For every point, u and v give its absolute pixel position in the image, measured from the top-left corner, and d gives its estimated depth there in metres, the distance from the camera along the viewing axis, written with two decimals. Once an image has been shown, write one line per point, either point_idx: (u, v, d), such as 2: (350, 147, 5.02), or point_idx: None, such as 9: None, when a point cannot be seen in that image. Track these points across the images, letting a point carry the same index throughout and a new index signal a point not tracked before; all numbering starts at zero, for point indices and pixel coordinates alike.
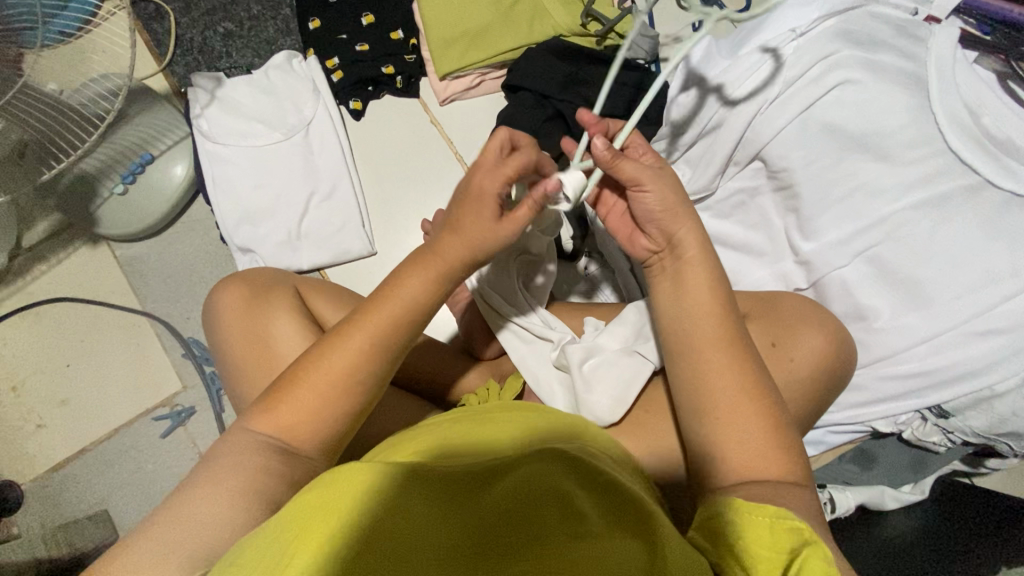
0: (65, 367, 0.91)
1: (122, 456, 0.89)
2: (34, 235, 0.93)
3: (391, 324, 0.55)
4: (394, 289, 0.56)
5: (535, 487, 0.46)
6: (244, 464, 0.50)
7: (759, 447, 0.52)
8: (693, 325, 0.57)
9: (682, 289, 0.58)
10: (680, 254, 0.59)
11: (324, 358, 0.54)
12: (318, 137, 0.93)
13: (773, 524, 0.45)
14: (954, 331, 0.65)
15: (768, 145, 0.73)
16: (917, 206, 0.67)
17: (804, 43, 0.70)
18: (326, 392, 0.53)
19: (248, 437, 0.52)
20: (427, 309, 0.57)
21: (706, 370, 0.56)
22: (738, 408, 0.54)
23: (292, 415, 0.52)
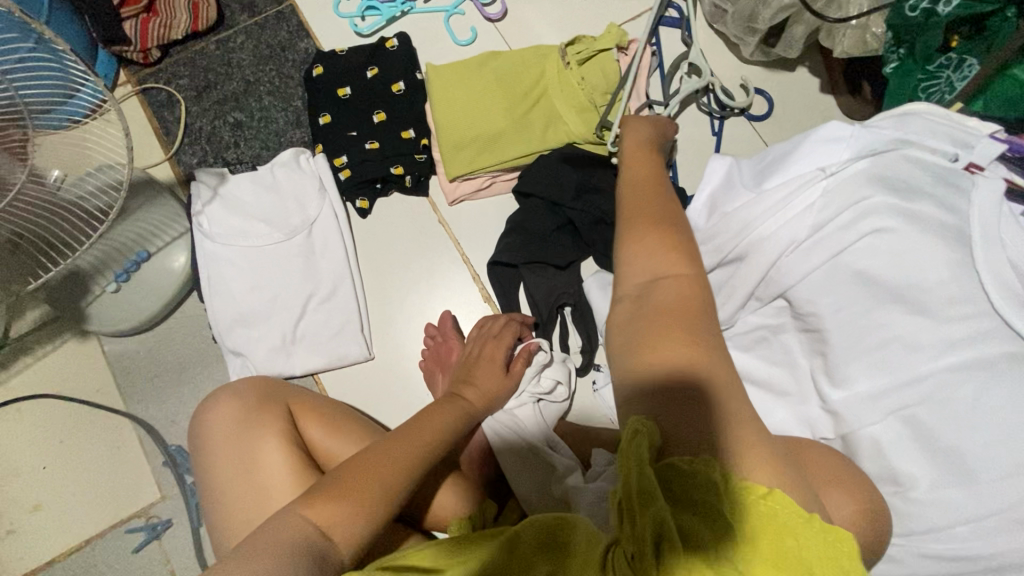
0: (41, 469, 0.86)
1: (90, 571, 0.83)
2: (22, 325, 0.90)
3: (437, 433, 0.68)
4: (437, 408, 0.72)
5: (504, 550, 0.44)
6: (285, 545, 0.53)
7: (659, 253, 0.53)
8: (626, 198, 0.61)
9: (641, 236, 0.55)
10: (640, 213, 0.58)
11: (373, 452, 0.63)
12: (321, 237, 0.90)
13: (760, 499, 0.38)
14: (1002, 514, 0.59)
15: (794, 286, 0.68)
16: (957, 369, 0.61)
17: (834, 185, 0.66)
18: (374, 483, 0.60)
19: (293, 517, 0.55)
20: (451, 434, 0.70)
21: (656, 310, 0.49)
22: (648, 233, 0.55)
23: (335, 509, 0.57)
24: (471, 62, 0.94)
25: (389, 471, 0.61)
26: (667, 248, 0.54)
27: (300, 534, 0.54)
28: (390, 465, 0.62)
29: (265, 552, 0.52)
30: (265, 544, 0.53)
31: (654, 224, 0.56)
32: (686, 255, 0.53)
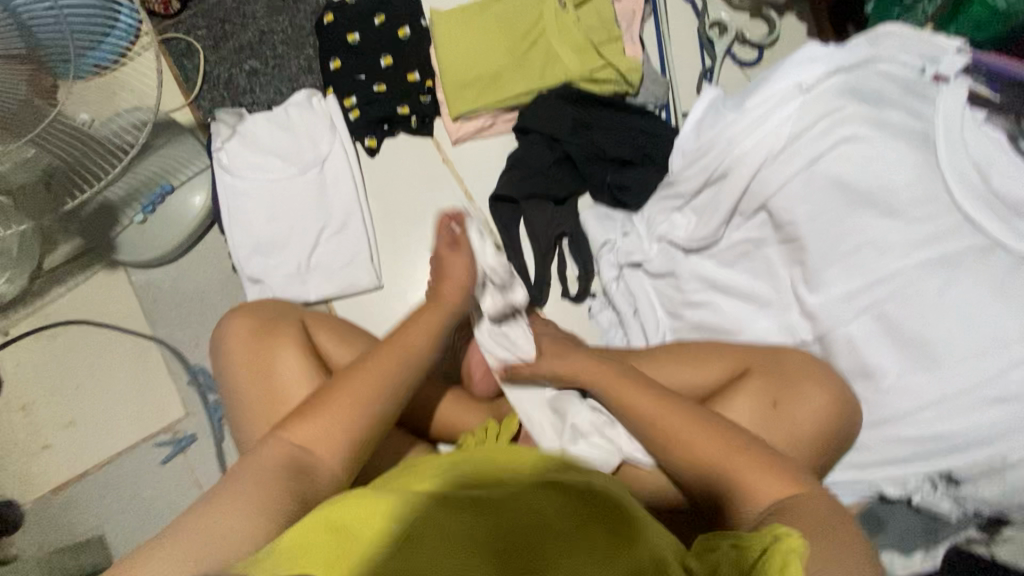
0: (74, 389, 0.92)
1: (121, 481, 0.89)
2: (55, 257, 0.96)
3: (411, 345, 0.66)
4: (411, 327, 0.69)
5: (536, 512, 0.49)
6: (274, 465, 0.56)
7: (697, 434, 0.60)
8: (653, 420, 0.63)
9: (686, 446, 0.60)
10: (679, 444, 0.61)
11: (348, 376, 0.62)
12: (332, 173, 0.96)
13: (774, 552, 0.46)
14: (964, 395, 0.63)
15: (774, 196, 0.73)
16: (924, 265, 0.66)
17: (811, 98, 0.71)
18: (348, 405, 0.60)
19: (278, 443, 0.58)
20: (430, 347, 0.68)
21: (743, 466, 0.57)
22: (673, 422, 0.62)
23: (317, 426, 0.59)
24: (473, 8, 0.99)
25: (367, 381, 0.62)
26: (706, 425, 0.61)
27: (286, 453, 0.57)
28: (366, 377, 0.62)
29: (256, 479, 0.55)
30: (256, 470, 0.56)
31: (699, 421, 0.61)
32: (702, 419, 0.62)
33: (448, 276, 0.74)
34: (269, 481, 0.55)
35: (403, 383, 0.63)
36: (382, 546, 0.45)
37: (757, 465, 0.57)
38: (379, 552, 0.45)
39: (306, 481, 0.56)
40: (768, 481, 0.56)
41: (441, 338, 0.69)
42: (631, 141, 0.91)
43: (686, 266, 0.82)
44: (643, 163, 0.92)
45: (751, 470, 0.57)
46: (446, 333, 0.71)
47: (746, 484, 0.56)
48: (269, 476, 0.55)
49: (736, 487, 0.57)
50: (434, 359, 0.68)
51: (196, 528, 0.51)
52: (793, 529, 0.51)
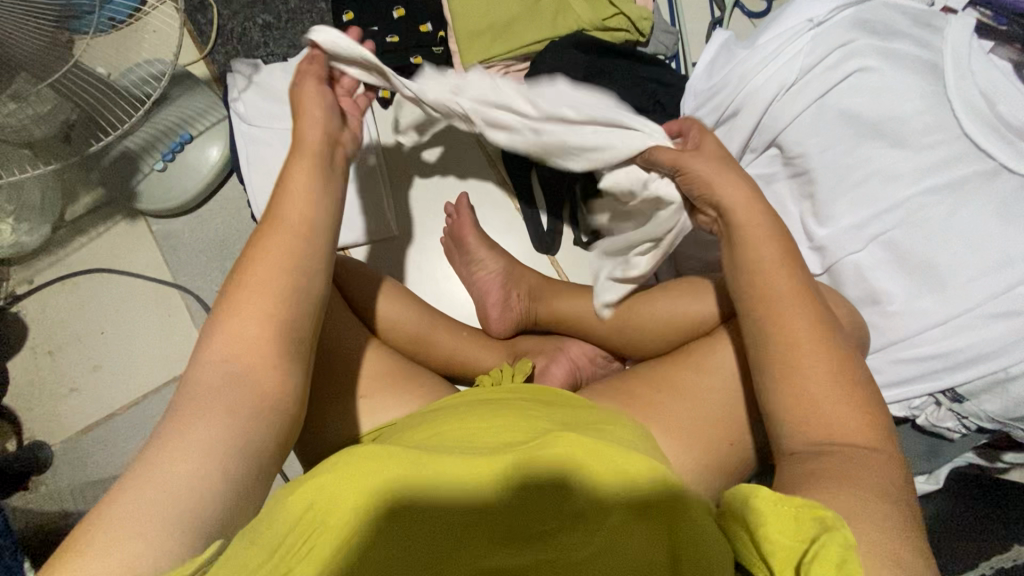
0: (99, 335, 0.95)
1: (147, 422, 0.92)
2: (77, 208, 0.98)
3: (302, 221, 0.55)
4: (285, 190, 0.57)
5: (525, 496, 0.46)
6: (210, 388, 0.47)
7: (816, 348, 0.52)
8: (774, 312, 0.54)
9: (810, 354, 0.52)
10: (791, 348, 0.52)
11: (249, 269, 0.52)
12: (348, 123, 0.97)
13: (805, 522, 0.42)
14: (970, 313, 0.66)
15: (784, 130, 0.75)
16: (931, 191, 0.68)
17: (822, 32, 0.73)
18: (264, 300, 0.51)
19: (201, 373, 0.48)
20: (327, 204, 0.57)
21: (842, 393, 0.50)
22: (803, 329, 0.52)
23: (239, 333, 0.49)
24: None
25: (277, 265, 0.52)
26: (825, 343, 0.52)
27: (221, 371, 0.48)
28: (274, 260, 0.52)
29: (200, 410, 0.46)
30: (196, 402, 0.46)
31: (822, 336, 0.52)
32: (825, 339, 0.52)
33: (309, 149, 0.59)
34: (208, 413, 0.46)
35: (313, 249, 0.55)
36: (362, 522, 0.43)
37: (839, 392, 0.50)
38: (358, 528, 0.43)
39: (252, 389, 0.48)
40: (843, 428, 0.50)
41: (332, 187, 0.59)
42: (642, 87, 0.92)
43: None
44: (654, 109, 0.93)
45: (832, 401, 0.50)
46: (329, 183, 0.59)
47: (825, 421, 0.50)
48: (212, 398, 0.46)
49: (819, 416, 0.50)
50: (334, 224, 0.58)
51: (146, 485, 0.41)
52: (852, 474, 0.46)
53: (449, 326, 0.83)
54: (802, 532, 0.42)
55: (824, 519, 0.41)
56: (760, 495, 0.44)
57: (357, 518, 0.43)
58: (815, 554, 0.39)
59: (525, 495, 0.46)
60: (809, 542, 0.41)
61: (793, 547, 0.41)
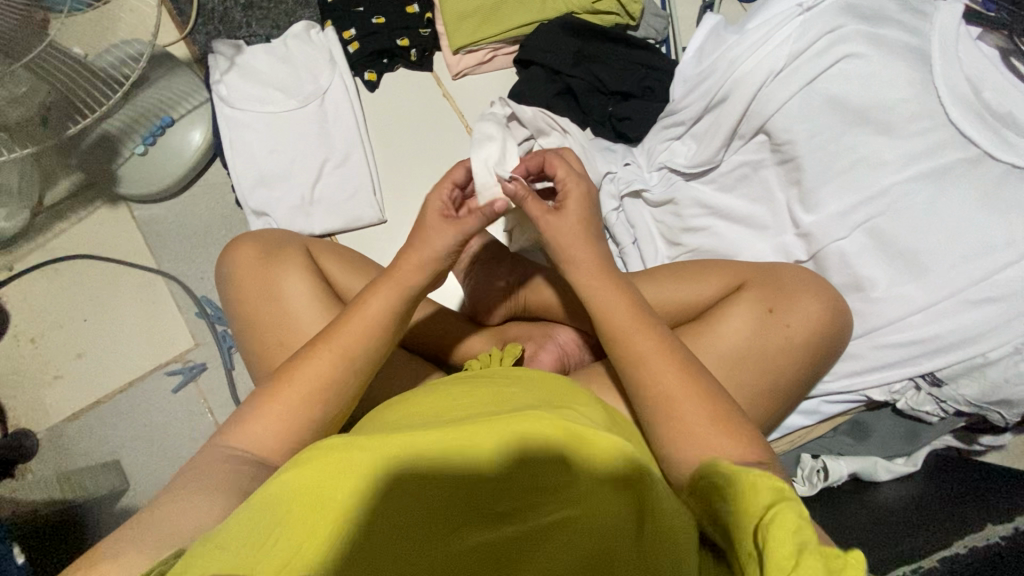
0: (82, 322, 0.93)
1: (133, 409, 0.91)
2: (56, 193, 0.96)
3: (358, 342, 0.57)
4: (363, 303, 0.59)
5: (524, 480, 0.44)
6: (227, 469, 0.51)
7: (655, 359, 0.54)
8: (613, 330, 0.57)
9: (650, 365, 0.54)
10: (636, 361, 0.55)
11: (299, 367, 0.55)
12: (333, 106, 0.95)
13: (760, 481, 0.41)
14: (951, 299, 0.67)
15: (773, 117, 0.75)
16: (916, 178, 0.69)
17: (812, 17, 0.73)
18: (303, 407, 0.54)
19: (227, 445, 0.53)
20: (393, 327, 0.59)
21: (691, 388, 0.52)
22: (639, 344, 0.55)
23: (267, 421, 0.53)
24: None
25: (321, 376, 0.55)
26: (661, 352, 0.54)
27: (237, 455, 0.52)
28: (316, 369, 0.55)
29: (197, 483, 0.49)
30: (201, 472, 0.50)
31: (663, 348, 0.55)
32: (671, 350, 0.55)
33: (403, 272, 0.60)
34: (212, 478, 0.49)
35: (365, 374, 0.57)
36: (356, 500, 0.41)
37: (687, 389, 0.52)
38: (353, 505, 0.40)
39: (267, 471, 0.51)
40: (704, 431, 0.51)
41: (401, 321, 0.60)
42: (632, 72, 0.92)
43: (686, 192, 0.82)
44: (644, 94, 0.92)
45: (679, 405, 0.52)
46: (403, 313, 0.60)
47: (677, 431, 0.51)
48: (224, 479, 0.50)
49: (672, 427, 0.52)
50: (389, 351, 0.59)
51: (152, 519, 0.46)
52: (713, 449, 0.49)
53: (439, 312, 0.84)
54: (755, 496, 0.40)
55: (777, 486, 0.40)
56: (717, 472, 0.44)
57: (349, 494, 0.41)
58: (769, 519, 0.37)
59: (524, 478, 0.44)
60: (763, 512, 0.39)
61: (744, 515, 0.40)
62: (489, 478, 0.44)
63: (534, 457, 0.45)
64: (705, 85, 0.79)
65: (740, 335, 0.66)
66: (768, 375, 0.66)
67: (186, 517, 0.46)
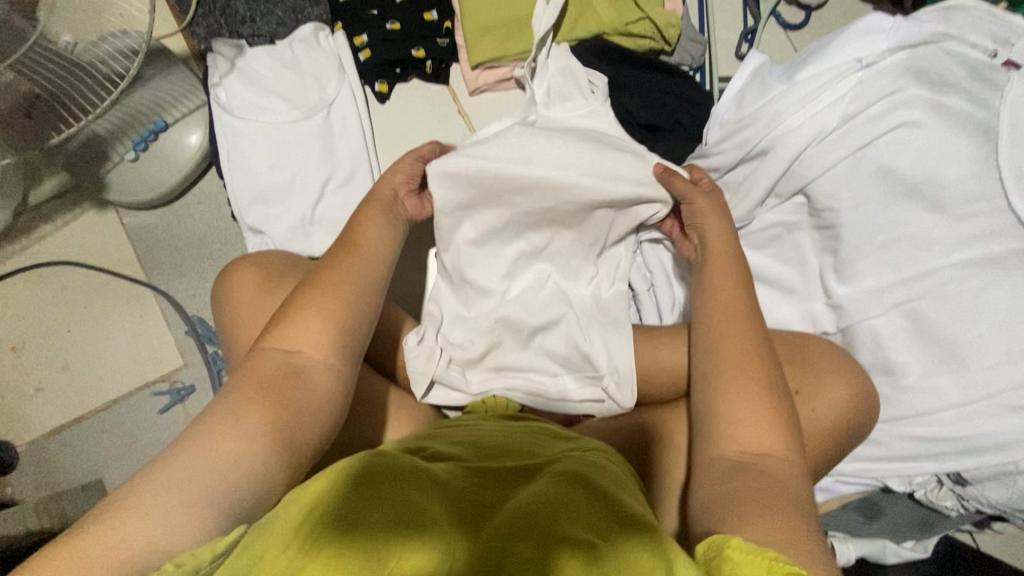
0: (65, 333, 0.89)
1: (117, 428, 0.88)
2: (42, 192, 0.91)
3: (359, 275, 0.61)
4: (359, 241, 0.64)
5: (542, 497, 0.46)
6: (268, 387, 0.50)
7: (751, 411, 0.52)
8: (718, 361, 0.56)
9: (743, 397, 0.53)
10: (747, 373, 0.54)
11: (308, 302, 0.56)
12: (340, 119, 0.89)
13: (770, 565, 0.36)
14: (987, 399, 0.63)
15: (815, 181, 0.69)
16: (965, 264, 0.64)
17: (870, 75, 0.67)
18: (326, 324, 0.55)
19: (262, 361, 0.52)
20: (393, 250, 0.66)
21: (768, 479, 0.48)
22: (742, 368, 0.55)
23: (309, 327, 0.54)
24: None
25: (334, 301, 0.57)
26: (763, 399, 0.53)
27: (276, 368, 0.52)
28: (329, 296, 0.57)
29: (227, 415, 0.47)
30: (227, 408, 0.48)
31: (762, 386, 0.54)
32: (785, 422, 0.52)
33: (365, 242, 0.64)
34: (261, 403, 0.49)
35: (384, 284, 0.62)
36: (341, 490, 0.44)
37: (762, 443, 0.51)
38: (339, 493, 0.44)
39: (299, 392, 0.51)
40: (756, 424, 0.52)
41: (384, 258, 0.64)
42: (663, 104, 0.85)
43: None
44: (675, 130, 0.85)
45: (737, 395, 0.53)
46: (378, 275, 0.62)
47: (729, 418, 0.53)
48: (271, 388, 0.50)
49: (713, 404, 0.54)
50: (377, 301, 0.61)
51: (198, 447, 0.45)
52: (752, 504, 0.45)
53: None
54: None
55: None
56: (732, 546, 0.38)
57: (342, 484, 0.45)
58: None
59: (539, 492, 0.47)
60: None
61: None
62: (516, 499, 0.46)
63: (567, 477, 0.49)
64: (747, 140, 0.72)
65: None
66: (833, 447, 0.63)
67: (217, 459, 0.44)
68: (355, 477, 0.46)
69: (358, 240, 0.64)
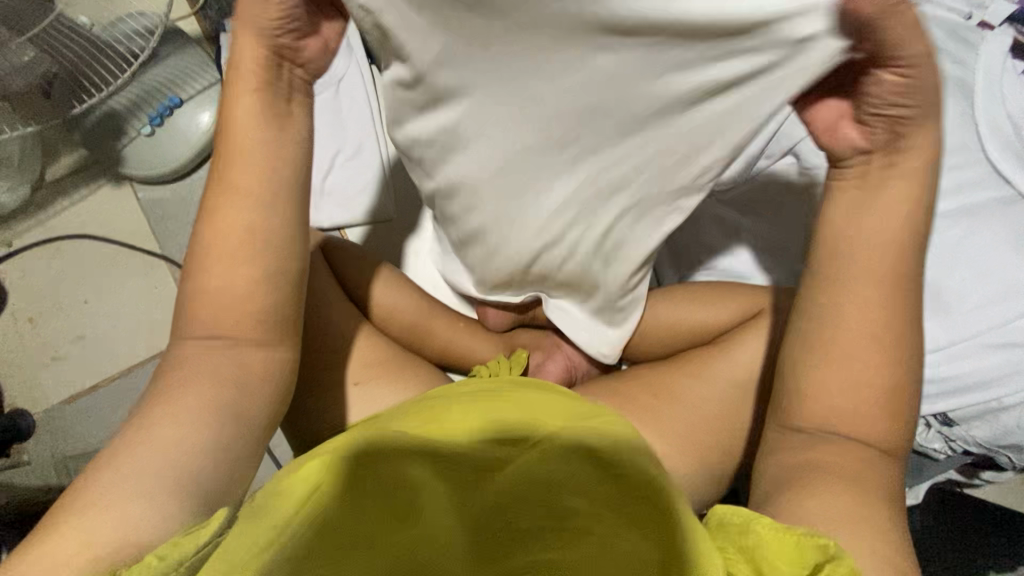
0: (82, 304, 0.92)
1: (130, 396, 0.90)
2: (60, 167, 0.94)
3: (252, 221, 0.48)
4: (233, 180, 0.48)
5: (537, 481, 0.42)
6: (198, 369, 0.47)
7: (859, 387, 0.45)
8: (842, 313, 0.46)
9: (854, 367, 0.45)
10: (867, 337, 0.45)
11: (209, 267, 0.48)
12: (348, 95, 0.92)
13: (798, 539, 0.38)
14: (972, 341, 0.66)
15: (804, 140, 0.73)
16: (947, 215, 0.67)
17: None
18: (238, 294, 0.48)
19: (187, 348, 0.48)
20: (284, 165, 0.49)
21: (844, 460, 0.44)
22: (867, 331, 0.45)
23: (219, 296, 0.48)
24: None
25: (236, 254, 0.48)
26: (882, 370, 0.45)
27: (204, 352, 0.47)
28: (228, 253, 0.48)
29: (166, 404, 0.45)
30: (165, 396, 0.46)
31: (886, 355, 0.45)
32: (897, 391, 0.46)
33: (244, 178, 0.48)
34: (199, 385, 0.46)
35: (280, 212, 0.49)
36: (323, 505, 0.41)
37: (866, 421, 0.45)
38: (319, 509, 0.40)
39: (236, 373, 0.47)
40: (854, 401, 0.45)
41: (284, 182, 0.49)
42: None
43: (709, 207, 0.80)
44: None
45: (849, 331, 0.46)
46: (273, 208, 0.49)
47: (831, 387, 0.46)
48: (207, 374, 0.47)
49: (817, 372, 0.46)
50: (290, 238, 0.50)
51: (138, 440, 0.43)
52: (813, 485, 0.44)
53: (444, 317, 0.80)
54: (803, 560, 0.37)
55: (829, 552, 0.37)
56: (761, 523, 0.39)
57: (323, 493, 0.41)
58: None
59: (531, 471, 0.43)
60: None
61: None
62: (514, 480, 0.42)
63: (563, 449, 0.44)
64: None
65: (750, 365, 0.66)
66: None
67: (158, 448, 0.43)
68: (336, 482, 0.42)
69: (235, 175, 0.48)
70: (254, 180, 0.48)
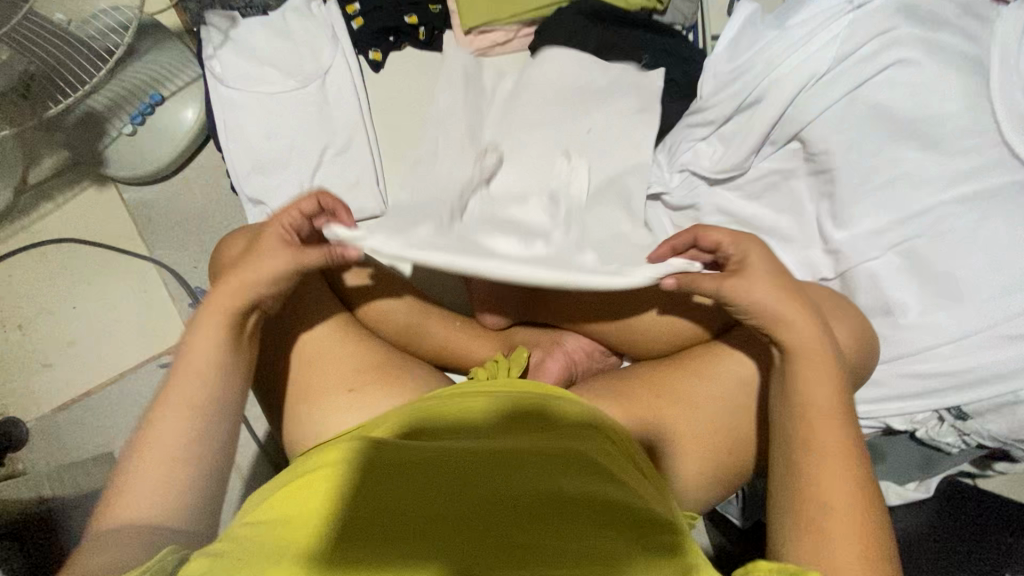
0: (70, 309, 0.90)
1: (124, 401, 0.88)
2: (42, 171, 0.91)
3: (223, 327, 0.55)
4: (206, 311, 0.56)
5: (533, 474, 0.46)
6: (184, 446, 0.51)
7: (834, 472, 0.50)
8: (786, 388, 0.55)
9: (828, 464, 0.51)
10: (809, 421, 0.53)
11: (179, 384, 0.53)
12: (335, 87, 0.89)
13: None
14: (986, 332, 0.64)
15: (810, 125, 0.70)
16: (959, 201, 0.65)
17: (862, 16, 0.68)
18: (205, 407, 0.53)
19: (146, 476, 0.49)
20: (254, 293, 0.56)
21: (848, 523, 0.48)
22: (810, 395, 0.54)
23: (183, 418, 0.51)
24: None
25: (213, 369, 0.54)
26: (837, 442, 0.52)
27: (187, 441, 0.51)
28: (204, 365, 0.54)
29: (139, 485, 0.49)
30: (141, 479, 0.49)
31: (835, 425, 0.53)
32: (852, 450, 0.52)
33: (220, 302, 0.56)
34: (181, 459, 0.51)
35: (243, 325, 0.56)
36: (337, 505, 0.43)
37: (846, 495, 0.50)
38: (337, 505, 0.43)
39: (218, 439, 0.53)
40: (830, 487, 0.50)
41: (260, 295, 0.57)
42: (656, 60, 0.85)
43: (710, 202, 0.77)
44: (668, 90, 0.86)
45: (831, 477, 0.50)
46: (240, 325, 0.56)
47: (813, 484, 0.50)
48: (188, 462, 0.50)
49: (801, 472, 0.51)
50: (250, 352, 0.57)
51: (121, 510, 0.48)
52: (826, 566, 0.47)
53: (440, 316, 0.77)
54: None
55: None
56: None
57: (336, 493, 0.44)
58: None
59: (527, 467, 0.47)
60: None
61: None
62: (514, 474, 0.46)
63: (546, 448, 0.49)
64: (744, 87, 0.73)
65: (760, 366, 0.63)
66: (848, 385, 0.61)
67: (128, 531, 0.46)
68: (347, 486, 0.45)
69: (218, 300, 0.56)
70: (233, 300, 0.56)
